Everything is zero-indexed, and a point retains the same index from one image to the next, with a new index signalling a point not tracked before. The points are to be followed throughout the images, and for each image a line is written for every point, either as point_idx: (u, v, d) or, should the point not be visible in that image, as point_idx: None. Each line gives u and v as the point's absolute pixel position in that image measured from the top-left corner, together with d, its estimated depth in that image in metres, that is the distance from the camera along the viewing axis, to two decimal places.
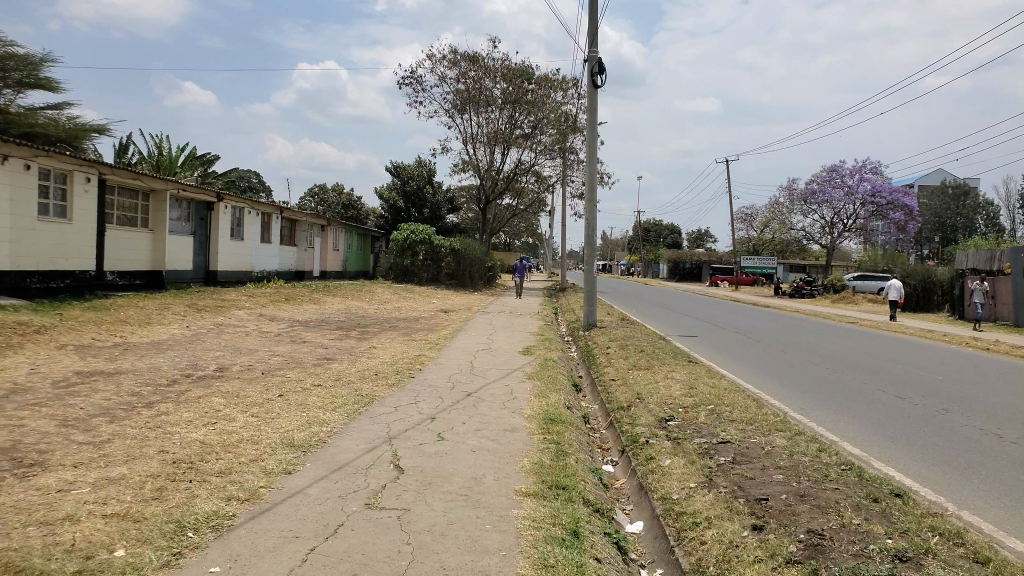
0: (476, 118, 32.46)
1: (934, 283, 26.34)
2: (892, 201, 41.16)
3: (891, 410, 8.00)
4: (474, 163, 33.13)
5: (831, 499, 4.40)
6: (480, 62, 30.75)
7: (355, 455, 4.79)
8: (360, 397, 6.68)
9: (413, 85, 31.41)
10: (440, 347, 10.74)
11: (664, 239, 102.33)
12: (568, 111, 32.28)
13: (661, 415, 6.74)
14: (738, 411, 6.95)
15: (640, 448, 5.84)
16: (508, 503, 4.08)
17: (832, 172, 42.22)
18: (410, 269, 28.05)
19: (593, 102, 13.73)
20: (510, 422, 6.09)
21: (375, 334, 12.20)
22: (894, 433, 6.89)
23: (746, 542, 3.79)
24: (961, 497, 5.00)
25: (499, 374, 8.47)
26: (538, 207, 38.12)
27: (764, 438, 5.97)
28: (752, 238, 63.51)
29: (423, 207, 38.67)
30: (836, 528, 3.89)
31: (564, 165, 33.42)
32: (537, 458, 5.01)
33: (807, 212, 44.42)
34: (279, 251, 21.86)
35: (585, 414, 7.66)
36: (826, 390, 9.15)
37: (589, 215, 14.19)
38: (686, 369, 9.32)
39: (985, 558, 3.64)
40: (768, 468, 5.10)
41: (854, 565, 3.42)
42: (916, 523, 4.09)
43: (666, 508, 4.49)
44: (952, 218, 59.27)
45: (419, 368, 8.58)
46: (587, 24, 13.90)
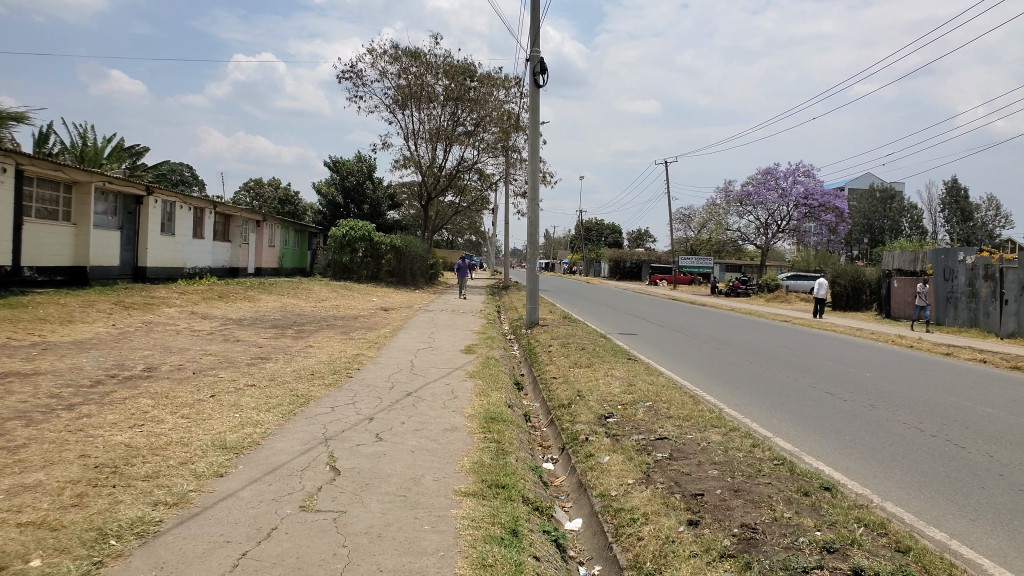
0: (418, 114, 32.17)
1: (863, 283, 27.28)
2: (824, 203, 42.50)
3: (821, 406, 8.23)
4: (415, 160, 32.86)
5: (764, 494, 4.50)
6: (422, 58, 30.52)
7: (290, 457, 4.68)
8: (296, 398, 6.54)
9: (353, 80, 30.96)
10: (379, 346, 10.61)
11: (606, 239, 103.60)
12: (510, 109, 32.33)
13: (601, 412, 6.79)
14: (675, 408, 7.06)
15: (579, 446, 5.87)
16: (448, 503, 4.05)
17: (766, 174, 43.35)
18: (349, 266, 27.71)
19: (536, 101, 13.75)
20: (450, 421, 6.04)
21: (312, 332, 11.98)
22: (821, 427, 7.12)
23: (681, 537, 3.84)
24: (886, 489, 5.18)
25: (440, 374, 8.42)
26: (481, 205, 38.08)
27: (701, 434, 6.08)
28: (690, 238, 64.75)
29: (362, 204, 38.24)
30: (767, 522, 3.98)
31: (507, 164, 33.49)
32: (477, 458, 4.99)
33: (742, 213, 45.51)
34: (212, 247, 21.28)
35: (526, 413, 7.67)
36: (758, 386, 9.39)
37: (532, 213, 14.21)
38: (625, 366, 9.40)
39: (906, 547, 3.78)
40: (704, 463, 5.19)
41: (784, 558, 3.49)
42: (843, 515, 4.22)
43: (604, 505, 4.53)
44: (880, 221, 61.53)
45: (357, 368, 8.46)
46: (530, 23, 13.92)
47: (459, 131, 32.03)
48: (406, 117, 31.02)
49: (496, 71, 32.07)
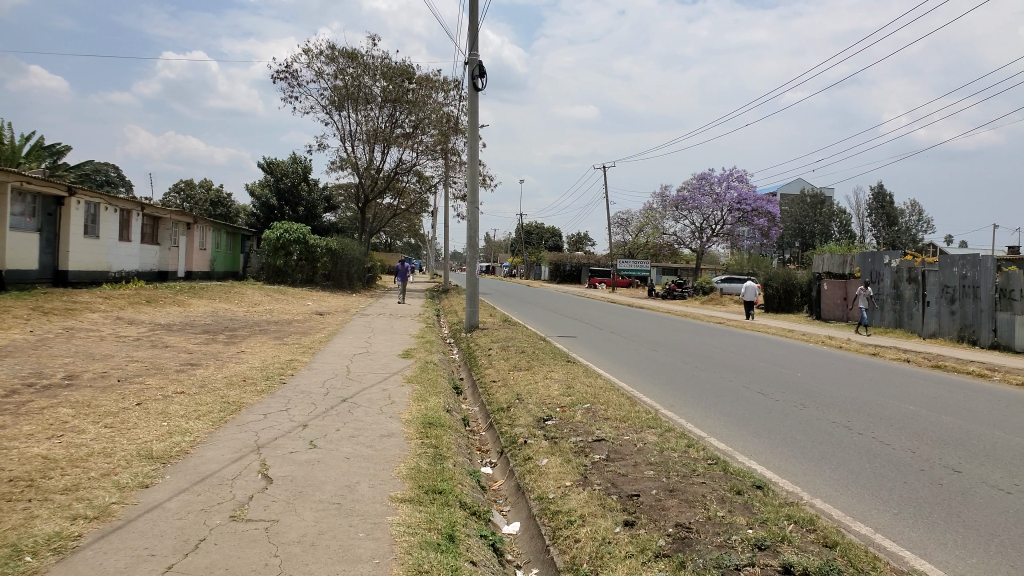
0: (355, 115, 31.78)
1: (795, 285, 28.10)
2: (757, 208, 43.74)
3: (754, 406, 8.43)
4: (352, 161, 32.42)
5: (698, 494, 4.59)
6: (359, 59, 30.21)
7: (220, 465, 4.56)
8: (227, 405, 6.37)
9: (287, 80, 30.39)
10: (314, 351, 10.44)
11: (546, 242, 104.30)
12: (449, 112, 32.30)
13: (539, 415, 6.82)
14: (612, 409, 7.15)
15: (517, 449, 5.88)
16: (384, 509, 4.01)
17: (701, 180, 44.41)
18: (283, 269, 27.10)
19: (474, 104, 13.74)
20: (386, 427, 5.98)
21: (245, 337, 11.71)
22: (755, 427, 7.29)
23: (618, 538, 3.88)
24: (815, 486, 5.34)
25: (376, 379, 8.31)
26: (420, 208, 37.88)
27: (637, 435, 6.17)
28: (628, 242, 65.71)
29: (297, 206, 37.60)
30: (702, 522, 4.06)
31: (446, 166, 33.43)
32: (414, 464, 4.94)
33: (678, 218, 46.43)
34: (139, 250, 20.60)
35: (464, 417, 7.64)
36: (694, 387, 9.55)
37: (471, 216, 14.20)
38: (563, 369, 9.45)
39: (833, 542, 3.91)
40: (640, 464, 5.26)
41: (718, 556, 3.57)
42: (773, 512, 4.33)
43: (542, 508, 4.54)
44: (811, 225, 63.54)
45: (291, 374, 8.30)
46: (468, 26, 13.92)
47: (397, 133, 31.76)
48: (344, 118, 30.59)
49: (434, 73, 32.02)
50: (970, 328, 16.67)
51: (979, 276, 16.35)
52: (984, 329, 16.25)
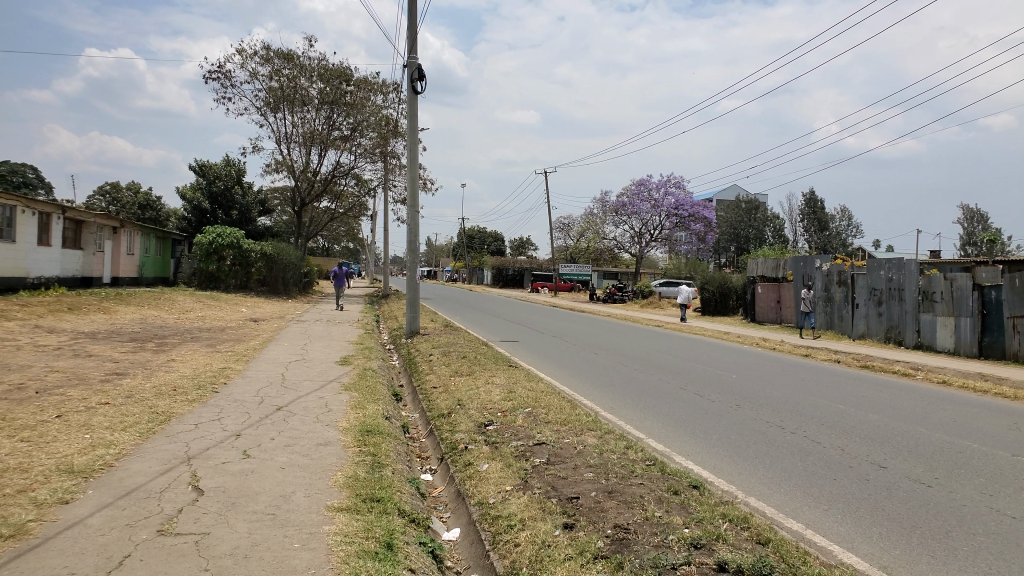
0: (291, 117, 31.21)
1: (730, 289, 28.73)
2: (693, 213, 44.68)
3: (691, 407, 8.57)
4: (288, 164, 31.81)
5: (637, 494, 4.64)
6: (295, 60, 29.75)
7: (148, 478, 4.41)
8: (155, 416, 6.15)
9: (220, 81, 29.66)
10: (248, 359, 10.19)
11: (488, 246, 104.45)
12: (388, 115, 32.12)
13: (480, 420, 6.81)
14: (553, 413, 7.19)
15: (458, 455, 5.85)
16: (320, 519, 3.93)
17: (640, 185, 45.04)
18: (216, 275, 26.35)
19: (414, 108, 13.66)
20: (324, 435, 5.88)
21: (174, 345, 11.35)
22: (692, 427, 7.43)
23: (557, 542, 3.89)
24: (750, 485, 5.46)
25: (312, 387, 8.13)
26: (359, 211, 37.46)
27: (577, 437, 6.22)
28: (569, 246, 66.24)
29: (230, 209, 36.76)
30: (640, 522, 4.10)
31: (385, 169, 33.18)
32: (352, 472, 4.86)
33: (618, 223, 47.02)
34: (61, 255, 19.82)
35: (405, 424, 7.56)
36: (633, 390, 9.66)
37: (412, 220, 14.09)
38: (505, 373, 9.46)
39: (765, 539, 4.00)
40: (580, 467, 5.29)
41: (655, 556, 3.61)
42: (709, 511, 4.41)
43: (482, 513, 4.52)
44: (745, 230, 65.15)
45: (223, 382, 8.06)
46: (407, 30, 13.84)
47: (334, 136, 31.35)
48: (279, 120, 30.00)
49: (372, 75, 31.79)
50: (896, 330, 17.33)
51: (904, 279, 17.01)
52: (909, 330, 16.91)
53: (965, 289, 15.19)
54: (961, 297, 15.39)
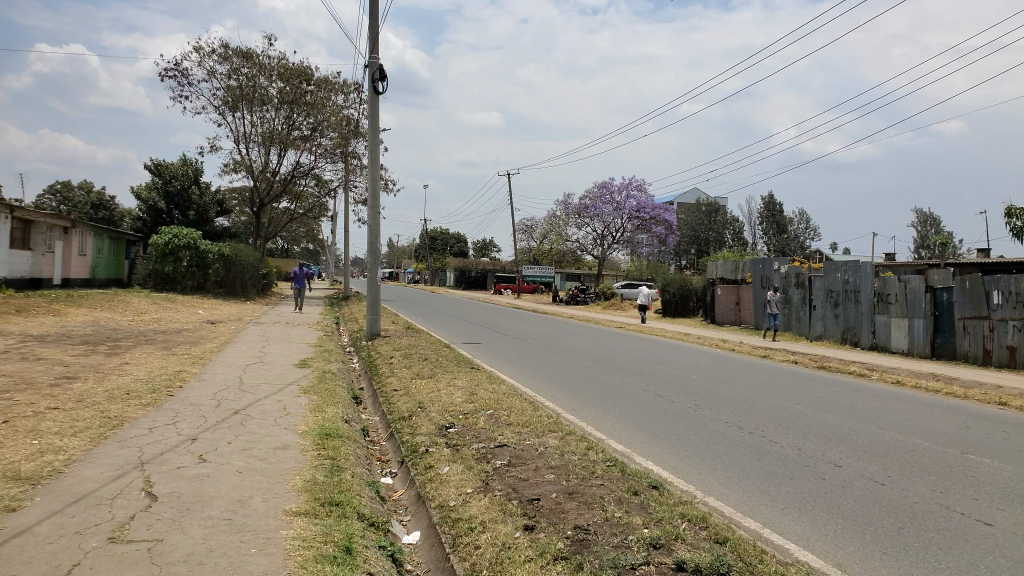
0: (249, 116, 30.76)
1: (691, 291, 29.06)
2: (655, 216, 45.14)
3: (652, 408, 8.65)
4: (246, 164, 31.35)
5: (597, 495, 4.67)
6: (254, 59, 29.35)
7: (99, 485, 4.30)
8: (107, 420, 6.01)
9: (176, 79, 29.10)
10: (205, 362, 10.02)
11: (451, 248, 104.23)
12: (349, 115, 31.91)
13: (441, 423, 6.78)
14: (514, 415, 7.19)
15: (418, 458, 5.82)
16: (277, 523, 3.88)
17: (602, 188, 45.34)
18: (172, 276, 25.81)
19: (375, 108, 13.56)
20: (282, 439, 5.80)
21: (128, 348, 11.10)
22: (653, 428, 7.50)
23: (517, 543, 3.89)
24: (708, 484, 5.53)
25: (271, 391, 8.02)
26: (319, 212, 37.10)
27: (538, 439, 6.23)
28: (532, 248, 66.40)
29: (187, 209, 36.13)
30: (600, 523, 4.13)
31: (346, 170, 32.92)
32: (310, 477, 4.80)
33: (580, 225, 47.26)
34: (8, 255, 19.29)
35: (364, 427, 7.49)
36: (595, 391, 9.72)
37: (373, 221, 13.99)
38: (467, 376, 9.45)
39: (723, 538, 4.05)
40: (540, 468, 5.31)
41: (614, 556, 3.65)
42: (668, 512, 4.45)
43: (443, 516, 4.50)
44: (706, 232, 65.99)
45: (179, 386, 7.92)
46: (368, 30, 13.74)
47: (294, 136, 30.99)
48: (237, 120, 29.54)
49: (333, 75, 31.53)
50: (853, 331, 17.71)
51: (860, 281, 17.43)
52: (865, 330, 17.30)
53: (918, 291, 15.61)
54: (914, 299, 15.79)
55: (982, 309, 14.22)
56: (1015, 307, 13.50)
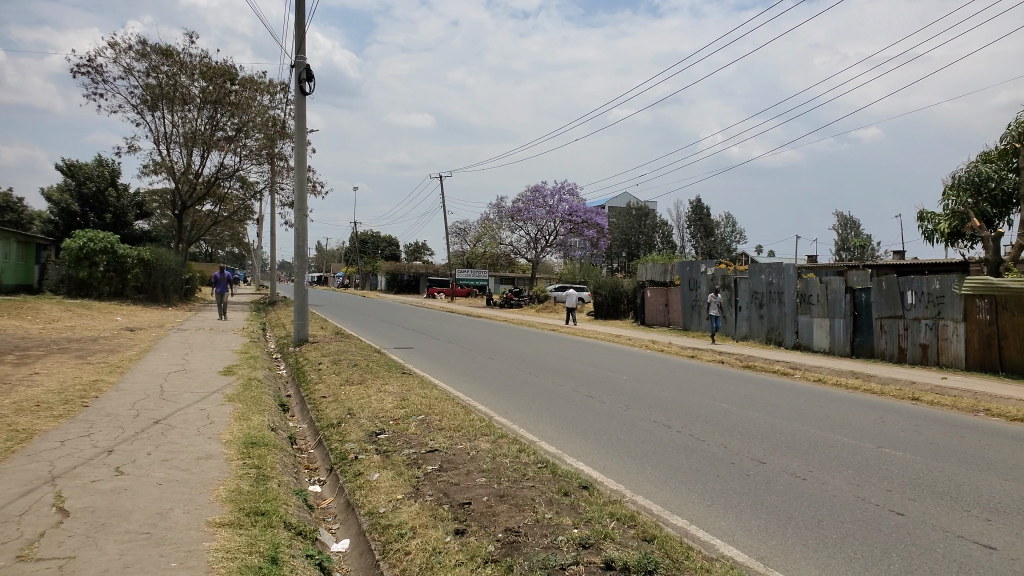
0: (169, 116, 29.74)
1: (622, 293, 29.47)
2: (587, 220, 45.71)
3: (584, 409, 8.76)
4: (166, 165, 30.32)
5: (528, 497, 4.70)
6: (175, 56, 28.41)
7: (5, 502, 4.09)
8: (15, 434, 5.71)
9: (90, 76, 27.86)
10: (123, 370, 9.64)
11: (383, 252, 103.32)
12: (275, 116, 31.34)
13: (371, 429, 6.69)
14: (446, 419, 7.16)
15: (348, 465, 5.72)
16: (199, 535, 3.76)
17: (535, 192, 45.61)
18: (87, 281, 24.67)
19: (302, 108, 13.32)
20: (204, 449, 5.62)
21: (38, 358, 10.57)
22: (583, 429, 7.61)
23: (447, 548, 3.88)
24: (636, 483, 5.63)
25: (194, 399, 7.78)
26: (244, 214, 36.29)
27: (470, 442, 6.22)
28: (465, 252, 66.32)
29: (103, 212, 34.79)
30: (530, 525, 4.15)
31: (272, 172, 32.28)
32: (235, 486, 4.69)
33: (514, 229, 47.42)
34: None
35: (292, 435, 7.33)
36: (527, 393, 9.79)
37: (300, 224, 13.73)
38: (398, 381, 9.36)
39: (651, 535, 4.13)
40: (472, 472, 5.30)
41: (544, 557, 3.68)
42: (597, 511, 4.51)
43: (372, 523, 4.44)
44: (636, 236, 67.16)
45: (94, 396, 7.59)
46: (295, 28, 13.50)
47: (218, 136, 30.16)
48: (157, 120, 28.49)
49: (258, 74, 30.89)
50: (776, 331, 18.31)
51: (784, 282, 18.08)
52: (788, 330, 17.91)
53: (839, 292, 16.24)
54: (835, 299, 16.43)
55: (897, 309, 14.90)
56: (927, 306, 14.20)
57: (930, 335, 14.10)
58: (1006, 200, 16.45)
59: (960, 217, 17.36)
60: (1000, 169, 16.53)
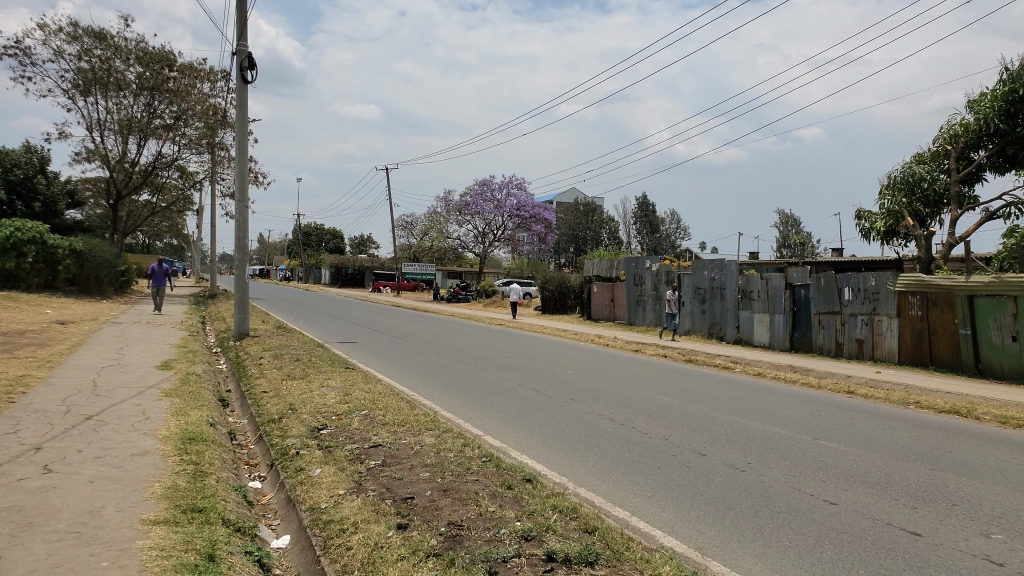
0: (103, 102, 28.71)
1: (569, 288, 29.65)
2: (534, 215, 45.90)
3: (529, 403, 8.81)
4: (100, 152, 29.28)
5: (471, 491, 4.71)
6: (109, 40, 27.39)
7: None
8: None
9: (18, 58, 26.71)
10: (54, 365, 9.30)
11: (327, 244, 101.93)
12: (215, 104, 30.64)
13: (313, 425, 6.61)
14: (390, 414, 7.13)
15: (289, 461, 5.64)
16: (133, 534, 3.67)
17: (483, 186, 45.53)
18: (16, 274, 23.38)
19: (243, 97, 13.04)
20: (139, 445, 5.48)
21: None
22: (529, 422, 7.65)
23: (390, 543, 3.86)
24: (579, 476, 5.69)
25: (128, 394, 7.56)
26: (183, 204, 35.37)
27: (414, 438, 6.20)
28: (411, 246, 65.79)
29: (32, 200, 33.49)
30: (473, 518, 4.17)
31: (213, 162, 31.55)
32: (171, 483, 4.58)
33: (461, 223, 47.26)
34: None
35: (232, 430, 7.19)
36: (473, 388, 9.78)
37: (240, 215, 13.44)
38: (342, 376, 9.26)
39: (592, 527, 4.19)
40: (415, 467, 5.29)
41: (486, 550, 3.71)
42: (540, 504, 4.55)
43: (313, 519, 4.39)
44: (583, 232, 67.71)
45: (22, 392, 7.32)
46: (235, 16, 13.20)
47: (155, 124, 29.26)
48: (91, 105, 27.38)
49: (198, 61, 30.15)
50: (718, 325, 18.72)
51: (726, 278, 18.48)
52: (730, 325, 18.31)
53: (779, 288, 16.67)
54: (774, 295, 16.86)
55: (835, 304, 15.37)
56: (864, 302, 14.66)
57: (866, 330, 14.58)
58: (938, 200, 17.16)
59: (894, 216, 17.77)
60: (932, 170, 17.28)
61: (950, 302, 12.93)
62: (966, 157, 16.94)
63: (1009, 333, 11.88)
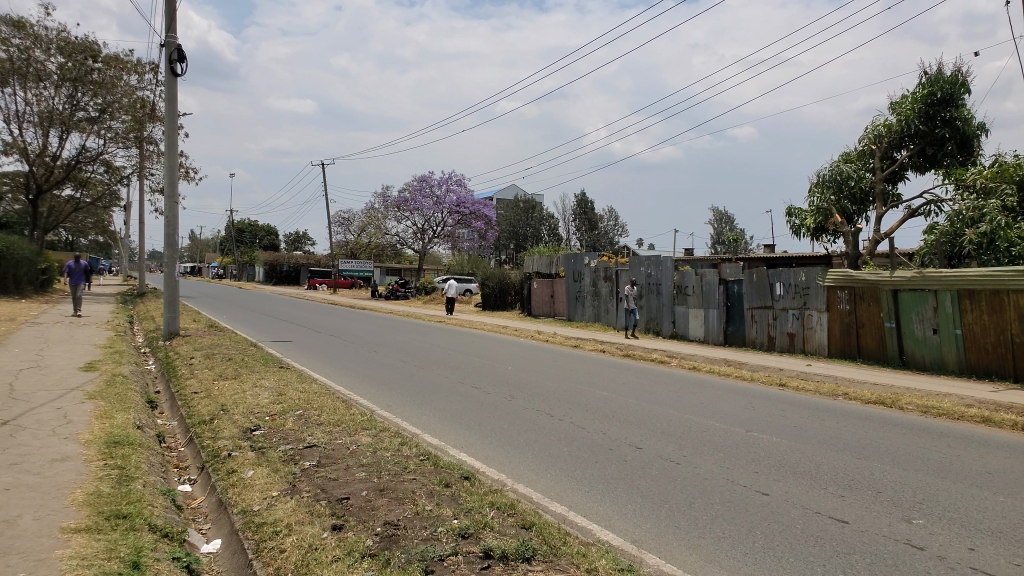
0: (22, 94, 27.42)
1: (509, 285, 29.76)
2: (474, 211, 45.94)
3: (467, 400, 8.78)
4: (19, 145, 27.95)
5: (408, 490, 4.68)
6: (29, 29, 26.41)
7: None
8: None
9: None
10: None
11: (262, 241, 99.85)
12: (143, 97, 29.67)
13: (245, 425, 6.47)
14: (326, 414, 7.03)
15: (220, 463, 5.50)
16: (52, 543, 3.52)
17: (421, 182, 45.26)
18: None
19: (172, 90, 12.64)
20: (60, 450, 5.26)
21: None
22: (467, 420, 7.63)
23: (325, 544, 3.80)
24: (516, 472, 5.71)
25: (48, 398, 7.25)
26: (110, 200, 34.09)
27: (350, 437, 6.13)
28: (348, 243, 65.02)
29: None
30: (410, 518, 4.14)
31: (141, 156, 30.51)
32: (95, 489, 4.41)
33: (400, 219, 46.90)
34: None
35: (160, 433, 6.97)
36: (410, 386, 9.71)
37: (170, 211, 13.03)
38: (276, 376, 9.07)
39: (529, 523, 4.21)
40: (351, 467, 5.22)
41: (423, 549, 3.68)
42: (478, 501, 4.55)
43: (245, 521, 4.29)
44: (523, 228, 68.05)
45: None
46: (164, 6, 12.79)
47: (79, 117, 28.12)
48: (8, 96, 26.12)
49: (124, 53, 29.16)
50: (655, 321, 19.03)
51: (661, 274, 18.83)
52: (665, 321, 18.67)
53: (713, 283, 17.07)
54: (708, 290, 17.26)
55: (767, 299, 15.80)
56: (794, 297, 15.11)
57: (796, 324, 15.04)
58: (864, 197, 17.75)
59: (823, 213, 18.19)
60: (858, 169, 17.84)
61: (875, 296, 13.43)
62: (889, 157, 17.57)
63: (931, 326, 12.41)
